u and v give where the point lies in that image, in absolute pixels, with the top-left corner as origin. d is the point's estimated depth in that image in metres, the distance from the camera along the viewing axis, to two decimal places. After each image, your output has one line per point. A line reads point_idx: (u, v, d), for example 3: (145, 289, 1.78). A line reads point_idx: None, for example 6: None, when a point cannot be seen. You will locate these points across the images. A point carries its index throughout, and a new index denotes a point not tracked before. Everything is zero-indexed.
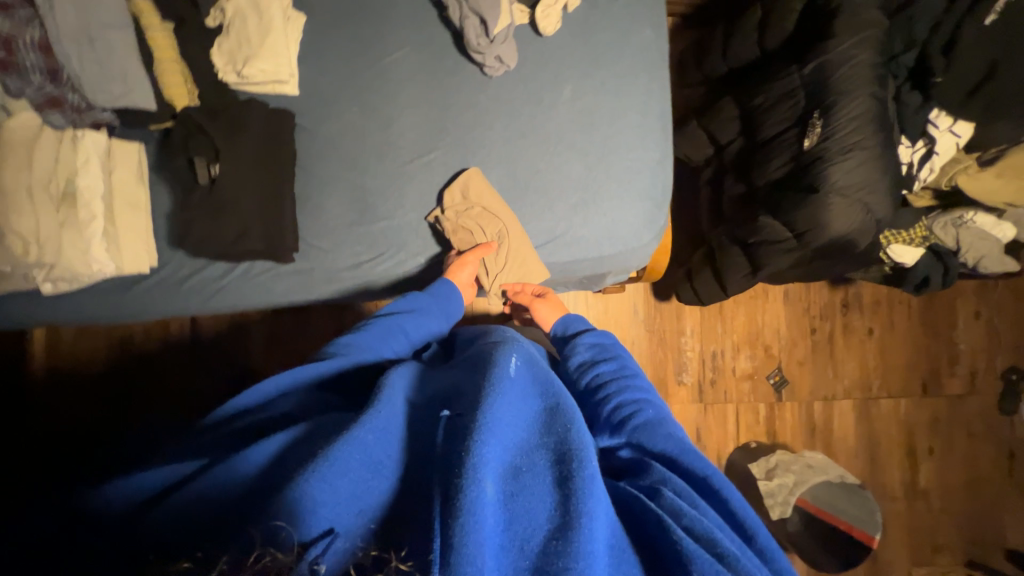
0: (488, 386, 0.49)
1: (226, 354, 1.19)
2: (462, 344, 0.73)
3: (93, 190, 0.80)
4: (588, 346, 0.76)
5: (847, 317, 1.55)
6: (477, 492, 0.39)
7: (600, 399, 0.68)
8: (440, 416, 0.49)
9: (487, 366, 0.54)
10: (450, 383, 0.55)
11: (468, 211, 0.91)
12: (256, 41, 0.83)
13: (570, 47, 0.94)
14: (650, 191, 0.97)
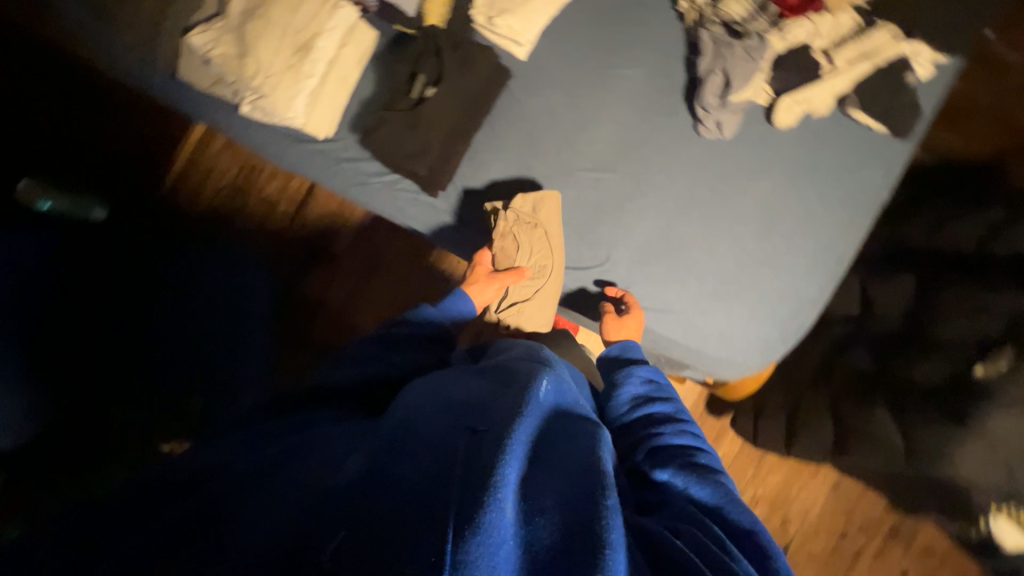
0: (519, 404, 0.44)
1: (319, 230, 1.25)
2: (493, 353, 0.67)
3: (325, 53, 0.88)
4: (632, 385, 0.73)
5: (887, 544, 1.34)
6: (495, 510, 0.35)
7: (644, 436, 0.64)
8: (456, 426, 0.42)
9: (521, 381, 0.49)
10: (476, 390, 0.49)
11: (530, 226, 0.88)
12: (519, 2, 0.89)
13: (790, 148, 0.90)
14: (785, 321, 0.90)
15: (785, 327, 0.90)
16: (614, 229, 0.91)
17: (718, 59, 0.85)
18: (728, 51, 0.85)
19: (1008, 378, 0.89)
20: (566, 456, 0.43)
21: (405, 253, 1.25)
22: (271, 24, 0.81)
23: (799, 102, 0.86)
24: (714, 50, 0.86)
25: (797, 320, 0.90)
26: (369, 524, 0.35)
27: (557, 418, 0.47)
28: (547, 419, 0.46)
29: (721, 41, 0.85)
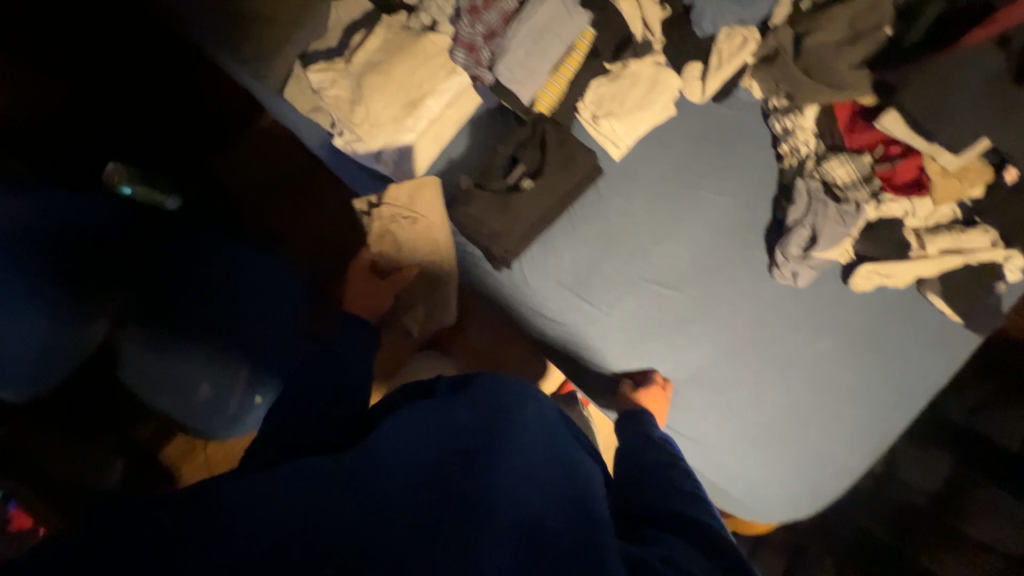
0: (497, 462, 0.48)
1: None
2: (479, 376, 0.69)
3: (430, 112, 0.90)
4: (637, 436, 0.74)
5: None
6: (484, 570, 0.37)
7: (650, 480, 0.63)
8: (444, 470, 0.47)
9: (500, 428, 0.54)
10: (460, 425, 0.54)
11: (404, 215, 0.93)
12: (628, 108, 0.90)
13: (862, 312, 0.89)
14: (818, 483, 0.88)
15: (817, 489, 0.88)
16: (669, 349, 0.91)
17: (809, 213, 0.85)
18: (821, 208, 0.85)
19: None
20: (564, 494, 0.49)
21: None
22: (391, 82, 0.83)
23: (881, 273, 0.85)
24: (807, 202, 0.86)
25: (831, 486, 0.88)
26: (379, 545, 0.39)
27: (546, 457, 0.54)
28: (529, 464, 0.51)
29: (816, 197, 0.85)
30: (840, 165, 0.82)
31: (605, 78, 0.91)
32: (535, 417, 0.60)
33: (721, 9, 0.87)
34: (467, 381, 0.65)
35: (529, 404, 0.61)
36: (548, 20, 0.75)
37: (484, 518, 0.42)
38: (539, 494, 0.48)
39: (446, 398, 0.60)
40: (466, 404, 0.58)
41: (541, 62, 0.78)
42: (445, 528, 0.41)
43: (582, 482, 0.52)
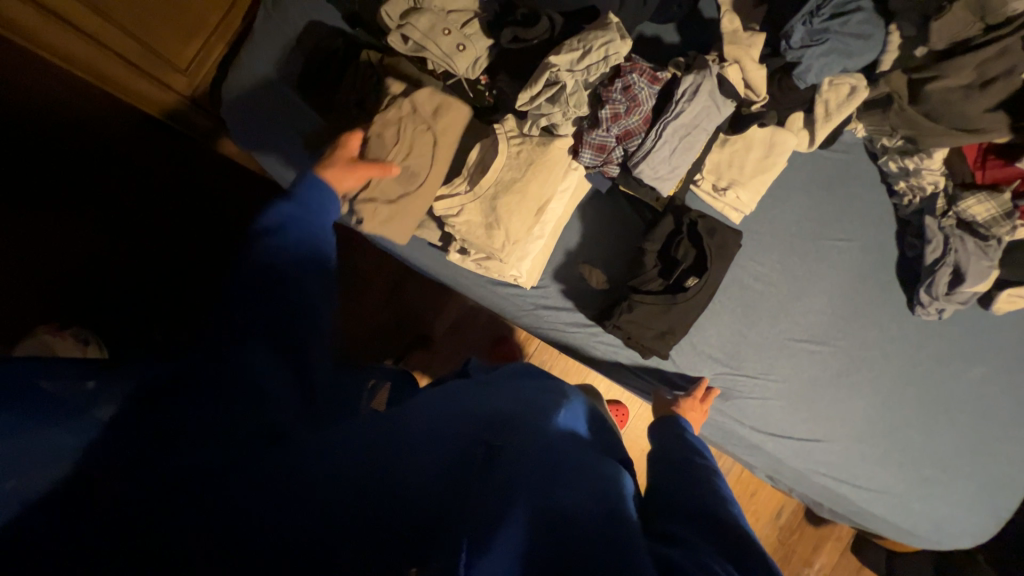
0: (500, 439, 0.53)
1: (451, 325, 1.26)
2: (531, 386, 0.72)
3: (555, 213, 0.83)
4: (664, 435, 0.75)
5: None
6: (411, 505, 0.42)
7: (697, 474, 0.62)
8: (472, 452, 0.51)
9: (542, 425, 0.57)
10: (504, 421, 0.57)
11: (419, 126, 0.82)
12: (748, 173, 0.89)
13: (1003, 333, 0.92)
14: (995, 502, 0.91)
15: (995, 507, 0.91)
16: (834, 404, 0.91)
17: (949, 250, 0.86)
18: (961, 242, 0.86)
19: None
20: (559, 454, 0.51)
21: (530, 353, 1.26)
22: (526, 198, 0.80)
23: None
24: (947, 237, 0.87)
25: (1007, 502, 0.91)
26: (403, 516, 0.41)
27: (582, 451, 0.54)
28: (553, 446, 0.53)
29: (952, 233, 0.87)
30: (979, 201, 0.85)
31: (716, 146, 0.90)
32: (570, 418, 0.62)
33: (829, 63, 0.83)
34: (496, 390, 0.69)
35: (573, 416, 0.63)
36: (694, 116, 0.78)
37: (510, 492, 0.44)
38: (548, 456, 0.50)
39: (512, 409, 0.61)
40: (495, 404, 0.63)
41: (686, 157, 0.79)
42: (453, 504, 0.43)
43: (612, 469, 0.53)
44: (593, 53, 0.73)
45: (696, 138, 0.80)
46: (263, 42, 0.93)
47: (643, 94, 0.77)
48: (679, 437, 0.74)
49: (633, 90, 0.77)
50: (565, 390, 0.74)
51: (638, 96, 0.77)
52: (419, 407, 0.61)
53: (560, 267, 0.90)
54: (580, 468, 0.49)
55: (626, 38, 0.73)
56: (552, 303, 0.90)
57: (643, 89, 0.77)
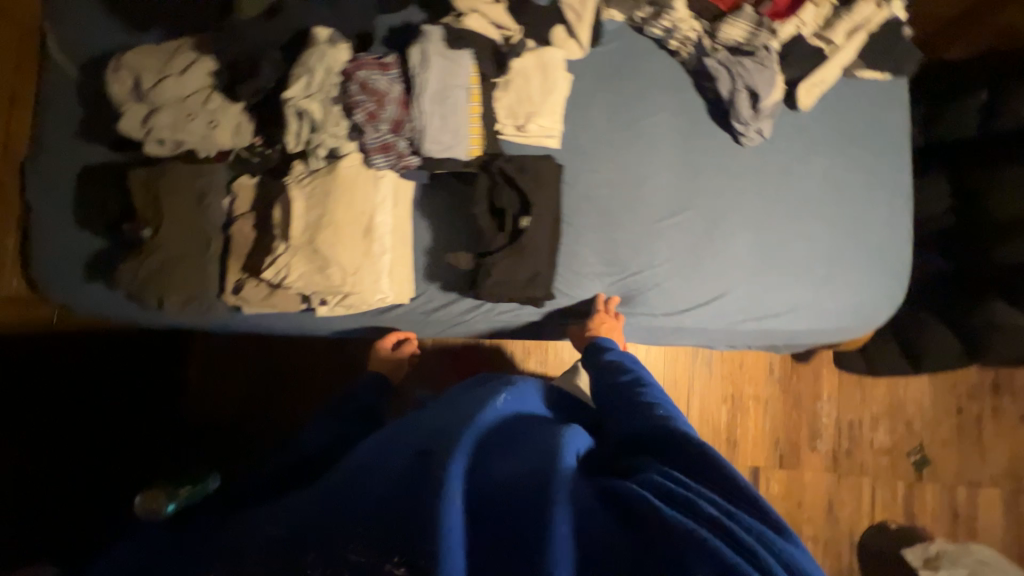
0: (463, 434, 0.57)
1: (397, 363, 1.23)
2: (480, 388, 0.76)
3: (386, 226, 0.85)
4: (603, 374, 0.83)
5: (996, 401, 1.74)
6: (431, 511, 0.46)
7: (649, 399, 0.72)
8: (429, 454, 0.54)
9: (486, 416, 0.62)
10: (445, 425, 0.61)
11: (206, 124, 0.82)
12: (539, 101, 0.91)
13: (823, 121, 0.96)
14: (891, 269, 0.96)
15: (893, 272, 0.96)
16: (717, 256, 0.95)
17: (736, 78, 0.91)
18: (743, 67, 0.90)
19: None
20: (516, 438, 0.59)
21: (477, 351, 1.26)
22: (345, 227, 0.81)
23: (816, 83, 0.93)
24: (730, 73, 0.91)
25: (899, 260, 0.97)
26: (383, 517, 0.48)
27: (529, 433, 0.60)
28: (501, 437, 0.59)
29: (731, 64, 0.91)
30: (737, 21, 0.87)
31: (504, 91, 0.91)
32: (507, 403, 0.68)
33: None
34: (439, 407, 0.73)
35: (510, 408, 0.67)
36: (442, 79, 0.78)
37: (470, 482, 0.51)
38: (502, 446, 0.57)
39: (458, 413, 0.65)
40: (442, 416, 0.65)
41: (458, 117, 0.77)
42: (399, 508, 0.48)
43: (556, 436, 0.59)
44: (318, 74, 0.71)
45: (457, 96, 0.79)
46: (41, 211, 0.88)
47: (385, 85, 0.77)
48: (614, 369, 0.82)
49: (372, 87, 0.77)
50: (503, 382, 0.78)
51: (381, 90, 0.77)
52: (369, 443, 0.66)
53: (430, 269, 0.91)
54: (531, 449, 0.55)
55: (337, 42, 0.73)
56: (434, 302, 0.90)
57: (382, 80, 0.77)
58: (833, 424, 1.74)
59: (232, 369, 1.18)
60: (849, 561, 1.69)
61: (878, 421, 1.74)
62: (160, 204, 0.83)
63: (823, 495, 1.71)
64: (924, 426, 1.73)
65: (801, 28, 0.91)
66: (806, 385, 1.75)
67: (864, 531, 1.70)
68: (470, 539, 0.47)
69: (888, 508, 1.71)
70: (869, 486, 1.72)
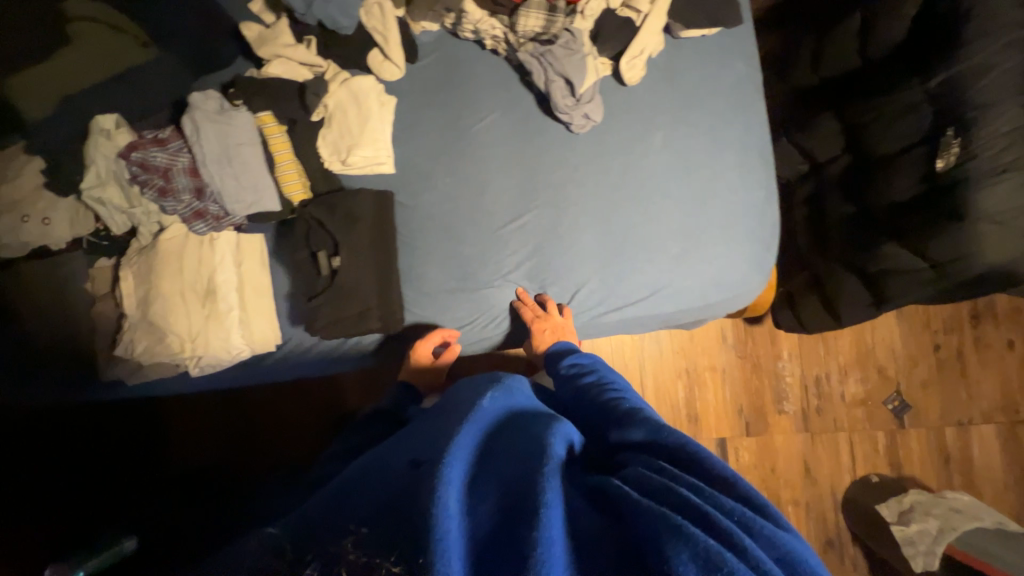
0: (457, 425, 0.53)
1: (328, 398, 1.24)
2: (453, 386, 0.72)
3: (230, 283, 0.88)
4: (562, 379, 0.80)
5: (979, 331, 1.61)
6: (441, 507, 0.43)
7: (620, 400, 0.68)
8: (413, 464, 0.50)
9: (465, 406, 0.58)
10: (428, 432, 0.56)
11: (41, 219, 0.86)
12: (357, 131, 0.90)
13: (657, 93, 0.91)
14: (756, 233, 0.91)
15: (758, 235, 0.91)
16: (567, 251, 0.93)
17: (548, 68, 0.87)
18: (553, 54, 0.86)
19: (971, 156, 0.80)
20: (501, 434, 0.55)
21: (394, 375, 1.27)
22: (185, 293, 0.85)
23: (636, 55, 0.88)
24: (541, 63, 0.87)
25: (765, 222, 0.91)
26: (400, 515, 0.44)
27: (517, 428, 0.56)
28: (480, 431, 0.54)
29: (541, 55, 0.87)
30: (530, 12, 0.84)
31: (325, 128, 0.91)
32: (481, 389, 0.63)
33: (338, 4, 0.88)
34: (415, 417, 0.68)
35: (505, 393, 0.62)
36: (219, 139, 0.82)
37: (474, 482, 0.47)
38: (506, 442, 0.53)
39: (431, 417, 0.62)
40: (418, 424, 0.61)
41: (251, 171, 0.84)
42: (404, 511, 0.44)
43: (540, 424, 0.56)
44: (100, 160, 0.80)
45: (243, 153, 0.84)
46: None
47: (165, 159, 0.81)
48: (575, 376, 0.79)
49: (151, 162, 0.80)
50: (477, 377, 0.73)
51: (162, 164, 0.81)
52: (369, 455, 0.60)
53: (291, 314, 0.93)
54: (515, 446, 0.51)
55: (118, 127, 0.81)
56: (300, 346, 0.94)
57: (160, 154, 0.80)
58: (799, 382, 1.64)
59: (181, 423, 1.18)
60: (836, 521, 1.59)
61: (848, 371, 1.64)
62: (22, 298, 0.89)
63: (798, 462, 1.60)
64: (899, 369, 1.62)
65: (608, 1, 0.87)
66: (761, 346, 1.64)
67: (849, 489, 1.60)
68: (471, 540, 0.43)
69: (870, 460, 1.61)
70: (847, 440, 1.62)
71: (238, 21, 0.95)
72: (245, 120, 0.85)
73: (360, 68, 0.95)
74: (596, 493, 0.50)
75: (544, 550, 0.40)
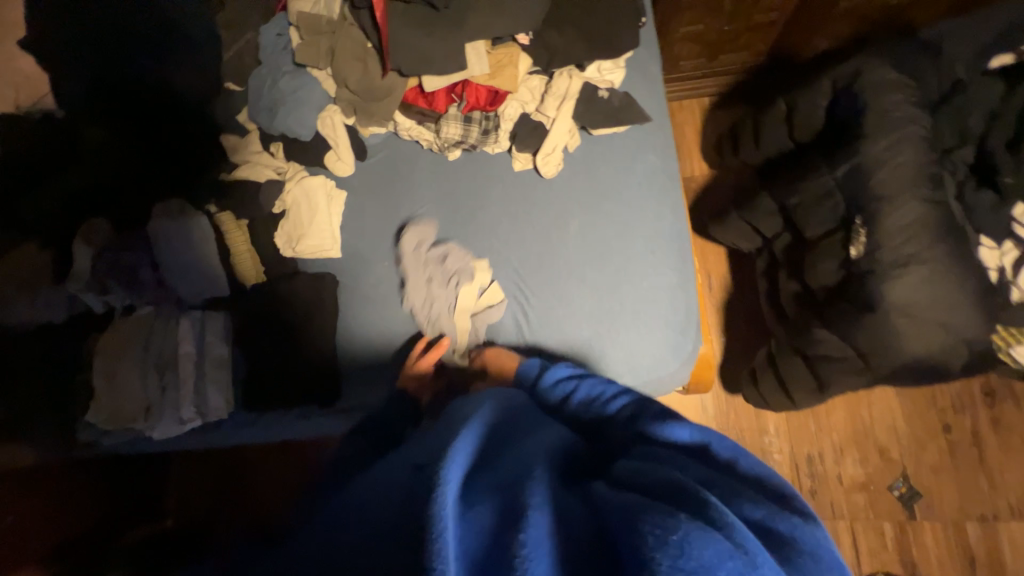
0: (458, 428, 0.59)
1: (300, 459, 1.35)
2: (460, 403, 0.75)
3: (189, 355, 0.98)
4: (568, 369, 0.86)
5: (996, 410, 1.45)
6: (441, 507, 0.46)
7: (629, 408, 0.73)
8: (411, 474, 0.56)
9: (461, 420, 0.63)
10: (428, 445, 0.62)
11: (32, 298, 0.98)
12: (307, 223, 1.03)
13: (573, 183, 0.98)
14: (672, 316, 0.91)
15: (675, 318, 0.91)
16: (492, 332, 0.99)
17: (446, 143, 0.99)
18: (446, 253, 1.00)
19: (877, 246, 0.78)
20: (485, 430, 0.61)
21: None
22: (150, 364, 0.97)
23: (548, 152, 0.96)
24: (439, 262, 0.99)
25: (681, 305, 0.92)
26: (392, 527, 0.49)
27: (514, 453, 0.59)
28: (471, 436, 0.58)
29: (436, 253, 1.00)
30: (450, 121, 0.95)
31: (282, 220, 1.05)
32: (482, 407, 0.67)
33: (296, 118, 1.04)
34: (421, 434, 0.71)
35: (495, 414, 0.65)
36: (175, 239, 0.97)
37: (472, 487, 0.51)
38: (504, 463, 0.56)
39: (432, 436, 0.65)
40: (423, 441, 0.65)
41: (203, 265, 0.98)
42: (405, 515, 0.49)
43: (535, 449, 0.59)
44: (82, 256, 0.95)
45: (198, 250, 0.98)
46: None
47: (136, 257, 0.98)
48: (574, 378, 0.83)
49: (125, 260, 0.98)
50: (478, 395, 0.76)
51: (134, 262, 0.98)
52: (372, 479, 0.63)
53: (241, 386, 1.03)
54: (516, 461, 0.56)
55: (101, 225, 0.98)
56: (252, 414, 1.02)
57: (133, 254, 0.98)
58: (787, 460, 1.51)
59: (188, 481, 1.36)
60: None
61: (845, 450, 1.50)
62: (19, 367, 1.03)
63: None
64: (904, 450, 1.47)
65: (523, 106, 0.96)
66: (744, 420, 1.54)
67: None
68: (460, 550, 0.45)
69: (878, 556, 1.43)
70: (848, 530, 1.45)
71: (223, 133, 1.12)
72: (198, 220, 0.98)
73: (318, 167, 1.08)
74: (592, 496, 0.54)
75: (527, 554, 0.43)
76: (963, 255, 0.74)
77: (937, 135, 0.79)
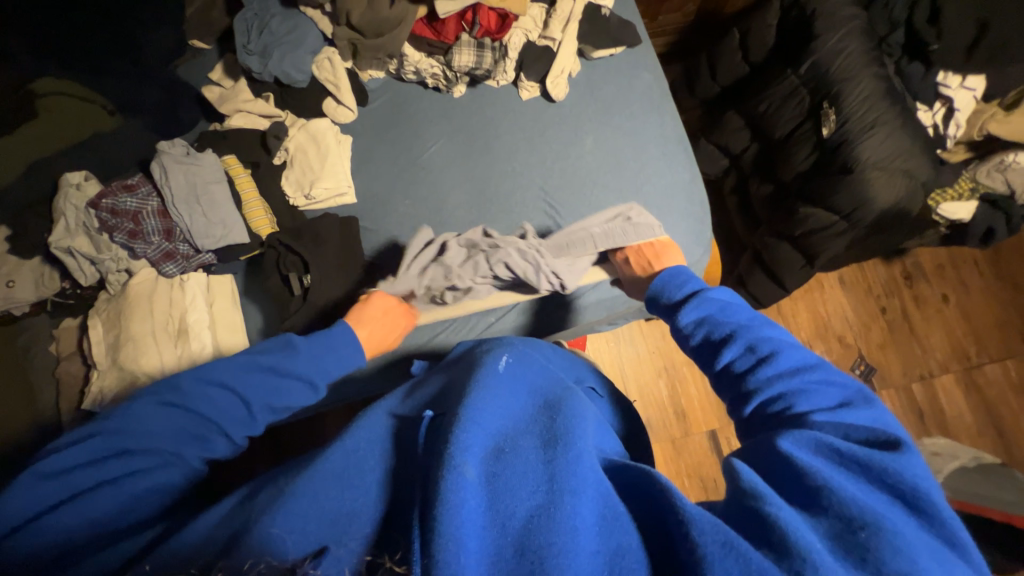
0: (474, 384, 0.53)
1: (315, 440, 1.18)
2: (455, 354, 0.75)
3: (201, 322, 0.88)
4: (710, 307, 0.63)
5: (914, 288, 1.76)
6: (458, 476, 0.41)
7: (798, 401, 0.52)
8: (424, 416, 0.51)
9: (478, 366, 0.59)
10: (446, 390, 0.58)
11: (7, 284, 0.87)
12: (317, 167, 0.97)
13: (582, 104, 1.05)
14: (689, 208, 1.01)
15: (692, 210, 1.02)
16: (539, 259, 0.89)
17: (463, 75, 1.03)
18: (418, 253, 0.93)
19: (845, 119, 0.95)
20: (506, 385, 0.55)
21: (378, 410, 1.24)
22: (158, 332, 0.86)
23: (558, 74, 1.02)
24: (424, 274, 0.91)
25: (694, 199, 1.02)
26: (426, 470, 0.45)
27: (536, 416, 0.52)
28: (490, 393, 0.52)
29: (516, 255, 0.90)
30: (463, 49, 0.99)
31: (286, 169, 0.99)
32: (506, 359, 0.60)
33: (292, 61, 0.98)
34: (439, 369, 0.71)
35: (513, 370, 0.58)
36: (186, 182, 0.88)
37: (499, 451, 0.45)
38: (536, 429, 0.49)
39: (456, 379, 0.60)
40: (443, 383, 0.62)
41: (218, 211, 0.89)
42: (425, 462, 0.46)
43: (566, 414, 0.52)
44: (72, 212, 0.86)
45: (211, 193, 0.90)
46: None
47: (135, 203, 0.87)
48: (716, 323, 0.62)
49: (121, 208, 0.86)
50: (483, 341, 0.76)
51: (134, 208, 0.87)
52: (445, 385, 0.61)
53: None
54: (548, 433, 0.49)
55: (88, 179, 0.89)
56: None
57: (131, 201, 0.87)
58: None
59: None
60: None
61: (813, 345, 1.72)
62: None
63: None
64: (856, 335, 1.72)
65: (528, 35, 1.02)
66: None
67: None
68: (488, 518, 0.40)
69: None
70: None
71: (200, 88, 1.05)
72: (212, 162, 0.92)
73: (319, 114, 1.04)
74: (624, 483, 0.47)
75: (563, 537, 0.38)
76: (906, 116, 0.94)
77: (872, 28, 0.98)
